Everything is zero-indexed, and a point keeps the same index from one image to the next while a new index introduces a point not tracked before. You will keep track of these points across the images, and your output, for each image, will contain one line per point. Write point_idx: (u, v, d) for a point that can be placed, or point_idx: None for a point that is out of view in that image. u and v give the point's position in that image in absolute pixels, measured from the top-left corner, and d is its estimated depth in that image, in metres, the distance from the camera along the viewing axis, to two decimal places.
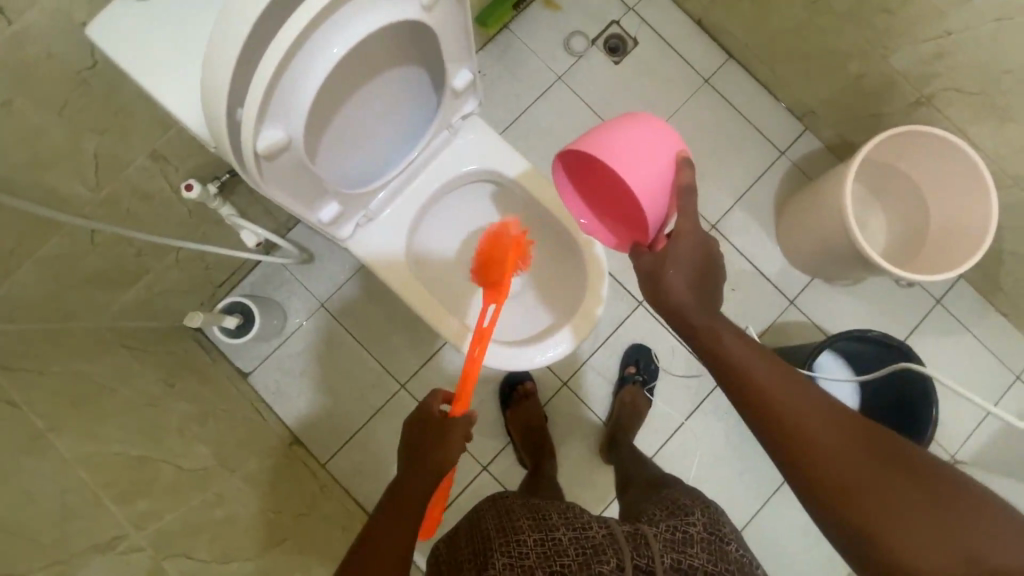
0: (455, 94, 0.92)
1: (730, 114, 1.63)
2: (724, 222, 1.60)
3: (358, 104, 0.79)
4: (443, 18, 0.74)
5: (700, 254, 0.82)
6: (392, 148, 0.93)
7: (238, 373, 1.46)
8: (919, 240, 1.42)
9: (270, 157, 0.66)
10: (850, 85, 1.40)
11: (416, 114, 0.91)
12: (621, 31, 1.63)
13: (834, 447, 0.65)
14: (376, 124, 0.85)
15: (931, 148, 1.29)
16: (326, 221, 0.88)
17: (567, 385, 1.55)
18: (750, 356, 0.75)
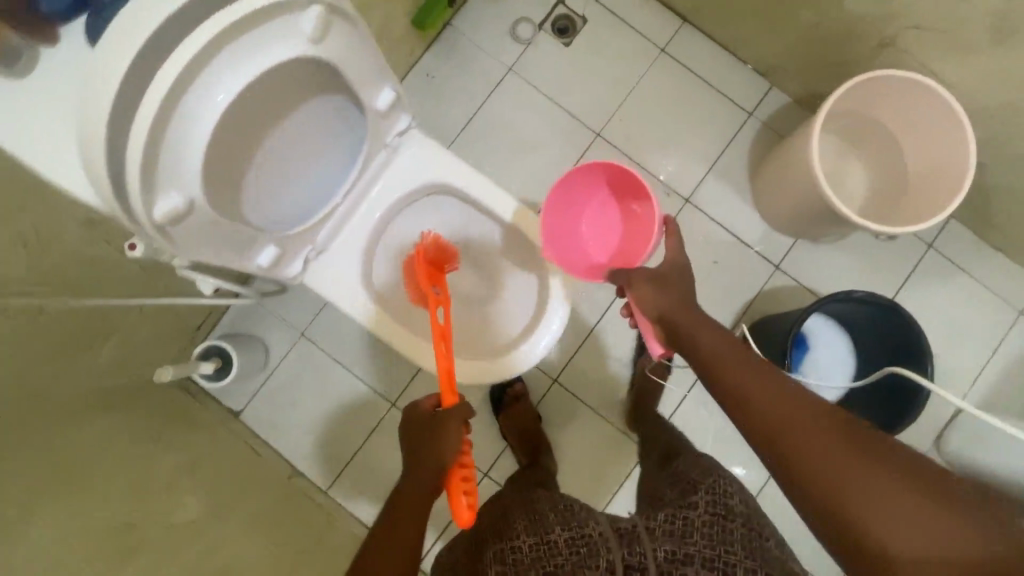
0: (381, 115, 0.88)
1: (692, 82, 1.57)
2: (698, 195, 1.55)
3: (277, 145, 0.76)
4: (340, 45, 0.70)
5: (682, 274, 0.99)
6: (327, 180, 0.90)
7: (228, 413, 1.47)
8: (900, 189, 1.36)
9: (174, 222, 0.65)
10: (809, 35, 1.33)
11: (346, 146, 0.88)
12: (567, 11, 1.57)
13: (799, 429, 0.69)
14: (304, 164, 0.83)
15: (899, 92, 1.23)
16: (266, 266, 0.86)
17: (557, 382, 1.53)
18: (730, 354, 0.83)
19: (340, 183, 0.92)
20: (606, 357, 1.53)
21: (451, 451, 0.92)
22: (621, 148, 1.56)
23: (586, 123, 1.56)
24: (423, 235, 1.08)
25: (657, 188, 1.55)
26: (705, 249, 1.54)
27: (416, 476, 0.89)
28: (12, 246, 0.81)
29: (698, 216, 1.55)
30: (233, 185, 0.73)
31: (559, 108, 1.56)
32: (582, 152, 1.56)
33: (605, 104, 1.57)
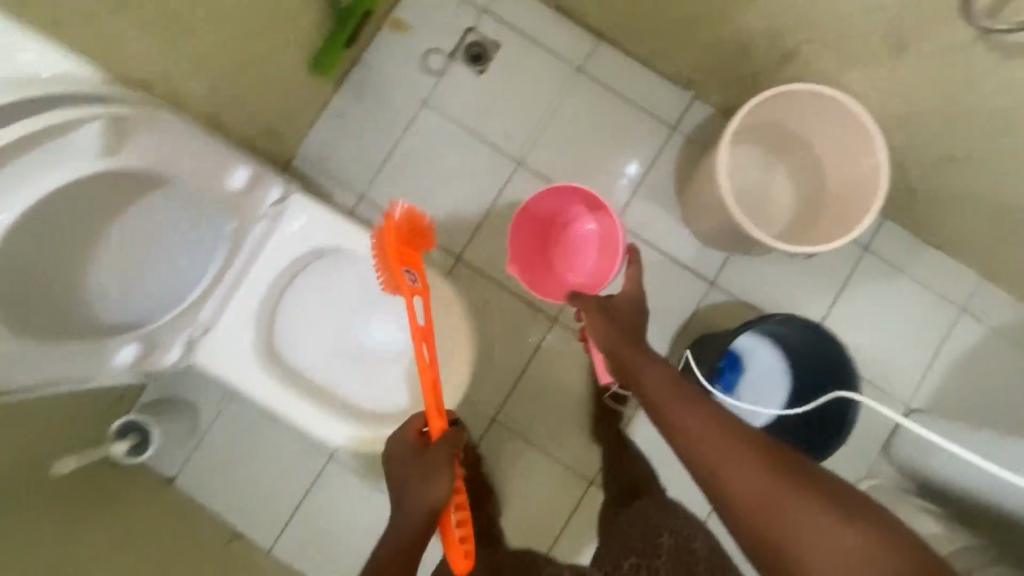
0: (239, 196, 0.93)
1: (613, 100, 1.52)
2: (627, 216, 1.51)
3: (116, 244, 0.82)
4: (123, 161, 0.75)
5: (634, 308, 1.19)
6: (191, 273, 0.94)
7: (161, 480, 1.43)
8: (824, 202, 1.33)
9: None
10: (718, 49, 1.29)
11: (190, 240, 0.91)
12: (479, 37, 1.52)
13: (731, 452, 0.76)
14: (145, 262, 0.87)
15: (806, 102, 1.20)
16: (124, 365, 0.88)
17: (497, 420, 1.47)
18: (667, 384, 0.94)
19: (201, 270, 0.95)
20: (546, 390, 1.48)
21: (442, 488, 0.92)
22: (545, 174, 1.52)
23: (507, 151, 1.52)
24: (393, 205, 1.01)
25: None
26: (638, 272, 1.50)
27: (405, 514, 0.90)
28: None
29: (629, 238, 1.51)
30: (52, 293, 0.76)
31: (478, 139, 1.51)
32: (505, 182, 1.51)
33: (525, 131, 1.52)
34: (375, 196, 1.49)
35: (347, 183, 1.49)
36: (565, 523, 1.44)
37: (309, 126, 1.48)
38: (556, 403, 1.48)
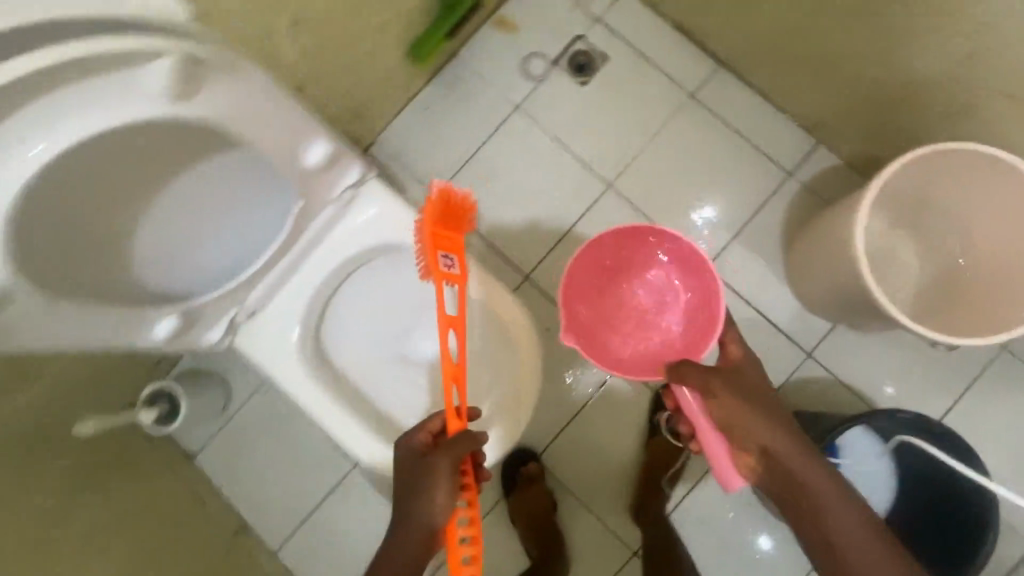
0: (317, 169, 0.78)
1: (723, 133, 1.37)
2: (720, 260, 1.35)
3: (185, 198, 0.75)
4: (213, 101, 0.65)
5: (762, 385, 0.90)
6: (255, 234, 0.84)
7: (184, 456, 1.37)
8: (952, 291, 1.13)
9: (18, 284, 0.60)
10: (865, 90, 1.13)
11: (258, 206, 0.83)
12: (587, 47, 1.42)
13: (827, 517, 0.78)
14: (204, 225, 0.80)
15: (958, 165, 1.00)
16: (165, 341, 0.78)
17: (549, 464, 1.33)
18: (825, 486, 0.80)
19: (267, 251, 0.85)
20: (610, 437, 1.33)
21: (442, 508, 0.77)
22: (636, 205, 1.39)
23: (596, 170, 1.40)
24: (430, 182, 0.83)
25: None
26: None
27: (415, 502, 0.78)
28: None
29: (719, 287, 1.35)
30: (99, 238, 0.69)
31: (568, 154, 1.40)
32: (591, 204, 1.39)
33: (620, 153, 1.40)
34: None
35: (423, 180, 1.40)
36: None
37: (394, 116, 1.41)
38: (609, 458, 1.33)
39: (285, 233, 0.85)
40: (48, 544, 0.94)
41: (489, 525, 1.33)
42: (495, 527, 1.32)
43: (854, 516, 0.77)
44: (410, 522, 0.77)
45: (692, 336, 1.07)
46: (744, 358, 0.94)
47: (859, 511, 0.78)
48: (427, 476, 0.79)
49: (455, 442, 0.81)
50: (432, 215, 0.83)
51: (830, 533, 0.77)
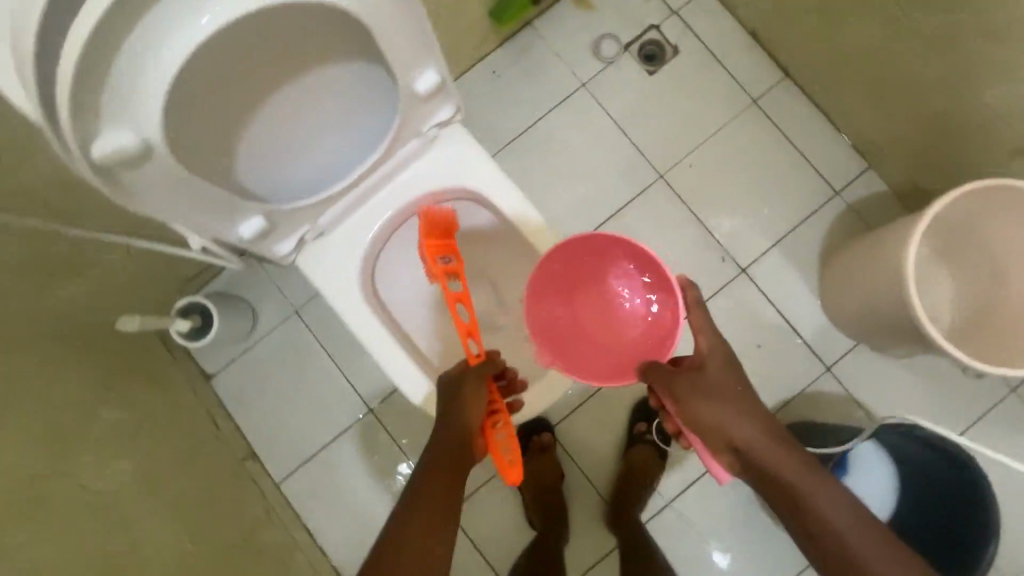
0: (422, 99, 0.78)
1: (778, 143, 1.40)
2: (757, 266, 1.37)
3: (299, 106, 0.71)
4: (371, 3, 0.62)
5: (734, 375, 0.84)
6: (346, 155, 0.82)
7: (201, 375, 1.36)
8: (984, 325, 1.12)
9: (133, 160, 0.59)
10: (929, 119, 1.16)
11: (376, 116, 0.79)
12: (659, 38, 1.43)
13: (804, 507, 0.70)
14: (322, 124, 0.75)
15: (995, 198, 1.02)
16: (249, 239, 0.78)
17: (561, 438, 1.36)
18: (805, 477, 0.73)
19: (366, 161, 0.83)
20: (626, 421, 1.35)
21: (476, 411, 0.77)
22: (682, 198, 1.40)
23: (649, 158, 1.41)
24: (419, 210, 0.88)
25: (712, 250, 1.38)
26: (748, 329, 1.36)
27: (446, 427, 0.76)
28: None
29: (751, 291, 1.37)
30: (214, 126, 0.66)
31: (625, 138, 1.41)
32: (640, 191, 1.40)
33: (676, 145, 1.41)
34: (502, 165, 1.41)
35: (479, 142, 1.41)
36: (595, 566, 1.31)
37: (460, 74, 1.42)
38: (619, 437, 1.35)
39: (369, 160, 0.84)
40: (87, 431, 0.99)
41: (494, 488, 1.33)
42: (498, 491, 1.33)
43: (842, 509, 0.69)
44: (451, 440, 0.74)
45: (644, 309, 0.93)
46: (712, 338, 0.86)
47: (849, 506, 0.69)
48: (458, 392, 0.80)
49: (486, 360, 0.83)
50: (430, 225, 0.88)
51: (819, 535, 0.68)
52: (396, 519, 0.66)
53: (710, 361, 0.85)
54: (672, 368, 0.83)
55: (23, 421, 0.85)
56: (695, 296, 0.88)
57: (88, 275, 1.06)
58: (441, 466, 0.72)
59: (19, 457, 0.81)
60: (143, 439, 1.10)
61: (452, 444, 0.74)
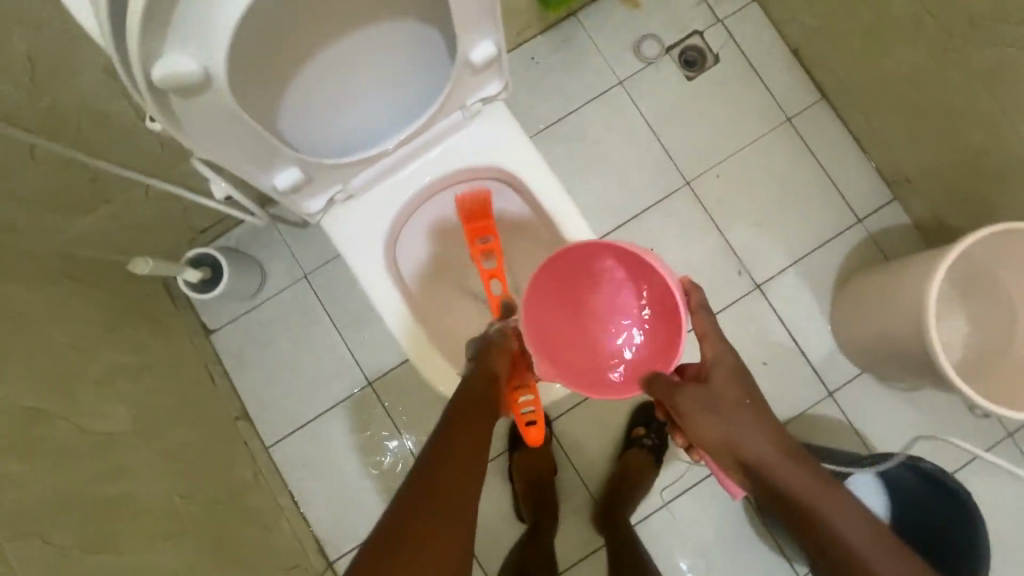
0: (471, 69, 0.78)
1: (807, 163, 1.39)
2: (772, 283, 1.37)
3: (353, 59, 0.72)
4: None
5: (741, 384, 0.77)
6: (389, 118, 0.82)
7: (201, 328, 1.33)
8: (989, 366, 1.12)
9: (186, 89, 0.60)
10: (962, 157, 1.16)
11: (422, 84, 0.80)
12: (702, 45, 1.43)
13: (822, 529, 0.65)
14: (369, 87, 0.76)
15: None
16: (282, 189, 0.79)
17: (558, 433, 1.35)
18: (818, 492, 0.67)
19: (409, 125, 0.83)
20: (624, 423, 1.35)
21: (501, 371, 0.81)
22: (706, 207, 1.39)
23: (677, 163, 1.40)
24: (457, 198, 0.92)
25: (729, 262, 1.38)
26: (757, 346, 1.35)
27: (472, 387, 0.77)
28: (11, 57, 0.74)
29: (764, 308, 1.37)
30: (267, 68, 0.66)
31: (656, 141, 1.40)
32: (665, 195, 1.39)
33: (706, 154, 1.40)
34: None
35: None
36: (578, 562, 1.30)
37: None
38: (616, 438, 1.34)
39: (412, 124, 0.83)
40: (86, 368, 0.98)
41: (485, 475, 1.33)
42: (489, 477, 1.32)
43: (857, 524, 0.64)
44: (477, 398, 0.76)
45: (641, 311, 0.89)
46: (715, 344, 0.80)
47: (862, 519, 0.65)
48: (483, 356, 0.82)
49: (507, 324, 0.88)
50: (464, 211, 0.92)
51: (834, 552, 0.64)
52: (423, 467, 0.66)
53: (713, 371, 0.79)
54: (675, 380, 0.77)
55: (20, 352, 0.85)
56: (700, 298, 0.82)
57: (105, 210, 1.06)
58: (467, 422, 0.73)
59: (19, 388, 0.81)
60: (142, 382, 1.10)
61: (478, 401, 0.76)
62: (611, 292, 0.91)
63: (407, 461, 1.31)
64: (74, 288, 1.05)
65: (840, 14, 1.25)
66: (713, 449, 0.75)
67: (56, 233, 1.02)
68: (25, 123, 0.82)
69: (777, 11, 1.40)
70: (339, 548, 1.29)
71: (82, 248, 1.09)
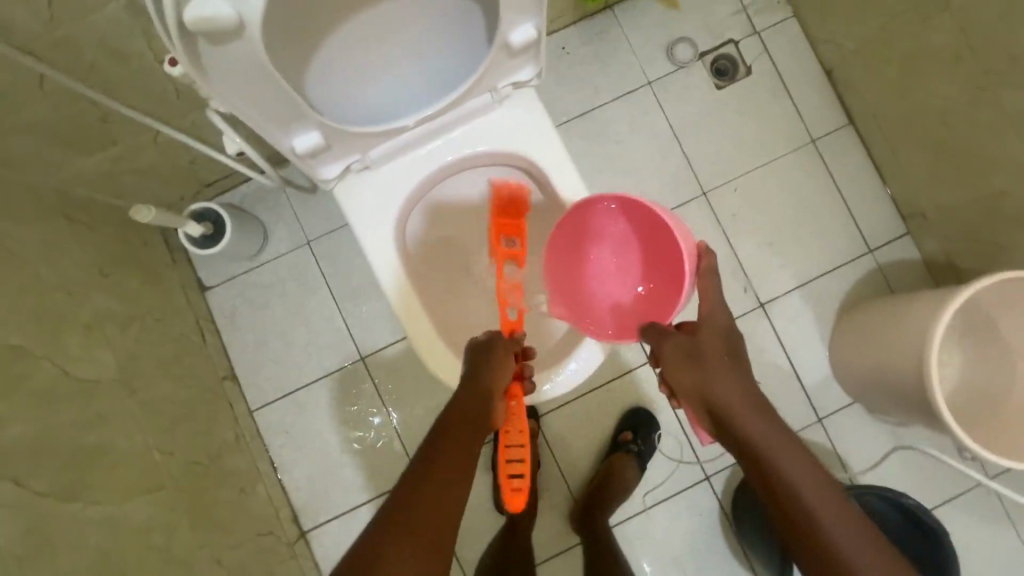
0: (507, 50, 0.76)
1: (825, 187, 1.38)
2: (776, 303, 1.37)
3: (388, 26, 0.70)
4: None
5: (726, 343, 0.80)
6: (416, 92, 0.80)
7: (196, 284, 1.31)
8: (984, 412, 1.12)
9: (212, 34, 0.57)
10: (981, 199, 1.15)
11: (456, 61, 0.78)
12: (735, 55, 1.40)
13: (775, 474, 0.68)
14: (401, 57, 0.74)
15: None
16: (300, 153, 0.77)
17: (545, 428, 1.34)
18: (781, 446, 0.70)
19: (435, 102, 0.81)
20: (612, 426, 1.34)
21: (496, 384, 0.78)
22: (719, 220, 1.38)
23: (696, 172, 1.38)
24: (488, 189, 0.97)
25: (736, 278, 1.37)
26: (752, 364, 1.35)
27: (469, 399, 0.76)
28: None
29: (765, 327, 1.36)
30: (297, 25, 0.63)
31: (678, 147, 1.38)
32: (680, 203, 1.38)
33: (726, 166, 1.39)
34: None
35: None
36: (551, 558, 1.31)
37: None
38: (603, 440, 1.34)
39: (438, 103, 0.81)
40: (76, 311, 0.96)
41: None
42: None
43: (808, 474, 0.68)
44: (473, 410, 0.74)
45: (655, 286, 0.89)
46: (714, 307, 0.82)
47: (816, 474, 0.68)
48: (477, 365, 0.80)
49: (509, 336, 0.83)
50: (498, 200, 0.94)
51: (782, 495, 0.67)
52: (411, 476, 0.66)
53: (702, 326, 0.81)
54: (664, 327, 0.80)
55: (8, 287, 0.83)
56: (710, 265, 0.83)
57: (110, 152, 1.03)
58: (457, 434, 0.71)
59: (3, 323, 0.79)
60: (132, 333, 1.08)
61: (470, 414, 0.74)
62: (626, 265, 0.92)
63: (391, 440, 1.30)
64: (71, 228, 1.02)
65: (879, 40, 1.23)
66: (688, 394, 0.78)
67: (57, 169, 0.99)
68: (37, 52, 0.79)
69: (815, 29, 1.37)
70: (314, 519, 1.28)
71: (82, 188, 1.05)
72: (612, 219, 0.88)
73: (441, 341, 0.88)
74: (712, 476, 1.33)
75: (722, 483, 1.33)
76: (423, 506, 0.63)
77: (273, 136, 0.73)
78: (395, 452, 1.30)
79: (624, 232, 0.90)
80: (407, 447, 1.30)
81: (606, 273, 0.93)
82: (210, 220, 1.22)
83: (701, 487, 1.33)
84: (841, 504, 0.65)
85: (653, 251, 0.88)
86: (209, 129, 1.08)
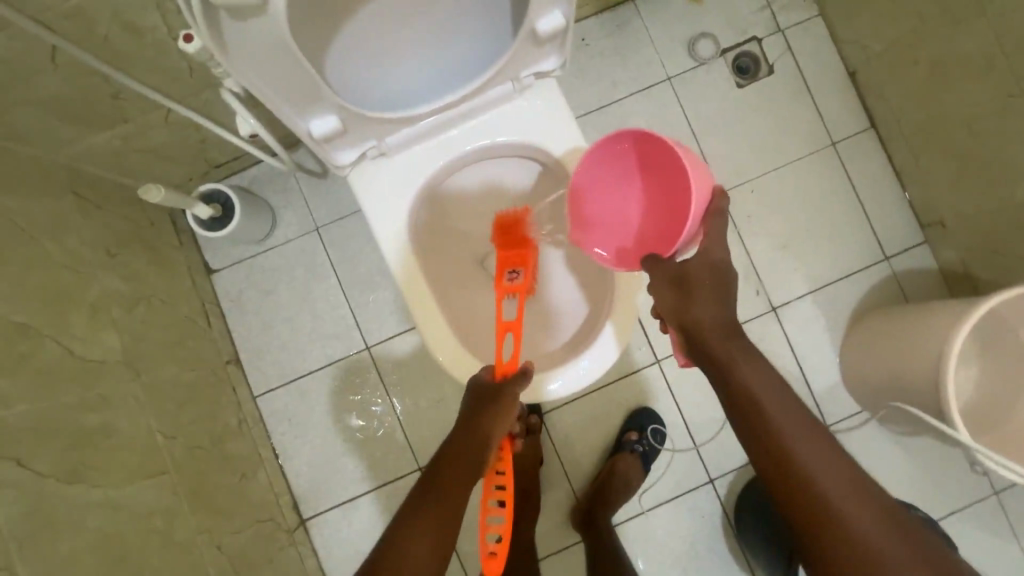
0: (535, 39, 0.74)
1: (843, 191, 1.36)
2: (788, 307, 1.35)
3: (413, 9, 0.68)
4: None
5: (716, 275, 0.76)
6: (437, 80, 0.78)
7: (202, 266, 1.29)
8: (995, 428, 1.10)
9: (234, 10, 0.55)
10: (1004, 210, 1.13)
11: (479, 46, 0.76)
12: (758, 53, 1.37)
13: (745, 390, 0.70)
14: (422, 42, 0.72)
15: None
16: (317, 137, 0.75)
17: (547, 424, 1.33)
18: (760, 376, 0.71)
19: (456, 91, 0.78)
20: (617, 426, 1.33)
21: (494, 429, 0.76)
22: (733, 220, 1.36)
23: (712, 172, 1.36)
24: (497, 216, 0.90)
25: (748, 281, 1.35)
26: None
27: (464, 439, 0.75)
28: None
29: (775, 331, 1.35)
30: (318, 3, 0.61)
31: (695, 145, 1.36)
32: None
33: (743, 166, 1.36)
34: None
35: None
36: (550, 555, 1.30)
37: None
38: (606, 439, 1.33)
39: (458, 92, 0.79)
40: (82, 290, 0.94)
41: None
42: None
43: (774, 390, 0.70)
44: (470, 444, 0.74)
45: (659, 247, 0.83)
46: (710, 242, 0.76)
47: (791, 404, 0.69)
48: (476, 397, 0.78)
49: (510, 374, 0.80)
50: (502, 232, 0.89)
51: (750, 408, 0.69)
52: (411, 507, 0.68)
53: (694, 258, 0.76)
54: (657, 256, 0.77)
55: (14, 263, 0.81)
56: (721, 206, 0.77)
57: (120, 129, 1.01)
58: (453, 469, 0.72)
59: (6, 301, 0.77)
60: (137, 314, 1.06)
61: (466, 447, 0.74)
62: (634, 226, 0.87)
63: (393, 431, 1.29)
64: (79, 205, 1.00)
65: (908, 43, 1.20)
66: (669, 315, 0.77)
67: (66, 144, 0.97)
68: (49, 23, 0.77)
69: (841, 30, 1.34)
70: (314, 507, 1.27)
71: (90, 164, 1.04)
72: (625, 170, 0.85)
73: (451, 335, 0.86)
74: (715, 479, 1.32)
75: (725, 487, 1.31)
76: (417, 541, 0.64)
77: (290, 118, 0.71)
78: (397, 442, 1.29)
79: (636, 188, 0.86)
80: (409, 438, 1.29)
81: (621, 232, 0.88)
82: (218, 203, 1.20)
83: (704, 489, 1.31)
84: (803, 416, 0.68)
85: (663, 202, 0.83)
86: (222, 109, 1.06)
